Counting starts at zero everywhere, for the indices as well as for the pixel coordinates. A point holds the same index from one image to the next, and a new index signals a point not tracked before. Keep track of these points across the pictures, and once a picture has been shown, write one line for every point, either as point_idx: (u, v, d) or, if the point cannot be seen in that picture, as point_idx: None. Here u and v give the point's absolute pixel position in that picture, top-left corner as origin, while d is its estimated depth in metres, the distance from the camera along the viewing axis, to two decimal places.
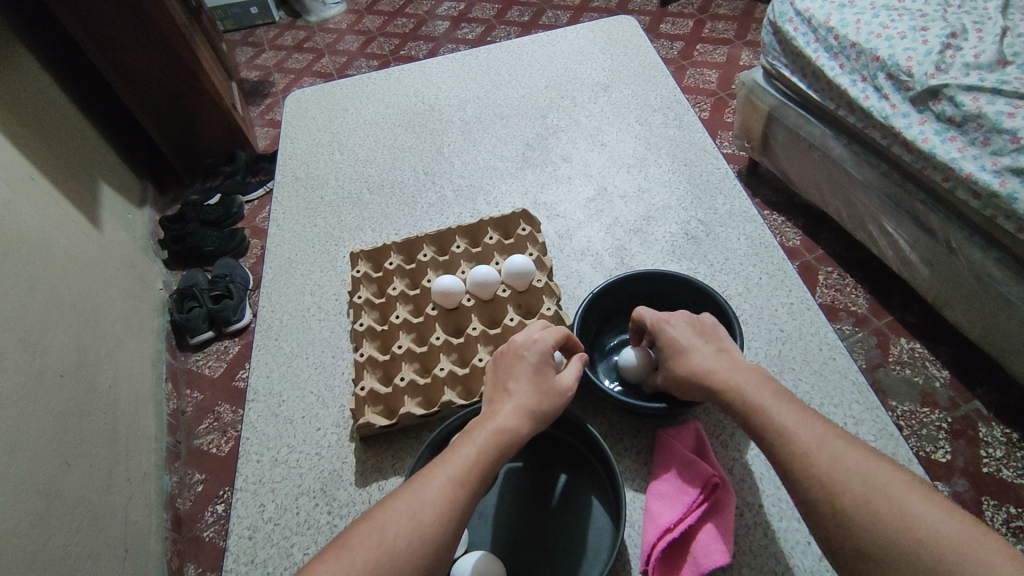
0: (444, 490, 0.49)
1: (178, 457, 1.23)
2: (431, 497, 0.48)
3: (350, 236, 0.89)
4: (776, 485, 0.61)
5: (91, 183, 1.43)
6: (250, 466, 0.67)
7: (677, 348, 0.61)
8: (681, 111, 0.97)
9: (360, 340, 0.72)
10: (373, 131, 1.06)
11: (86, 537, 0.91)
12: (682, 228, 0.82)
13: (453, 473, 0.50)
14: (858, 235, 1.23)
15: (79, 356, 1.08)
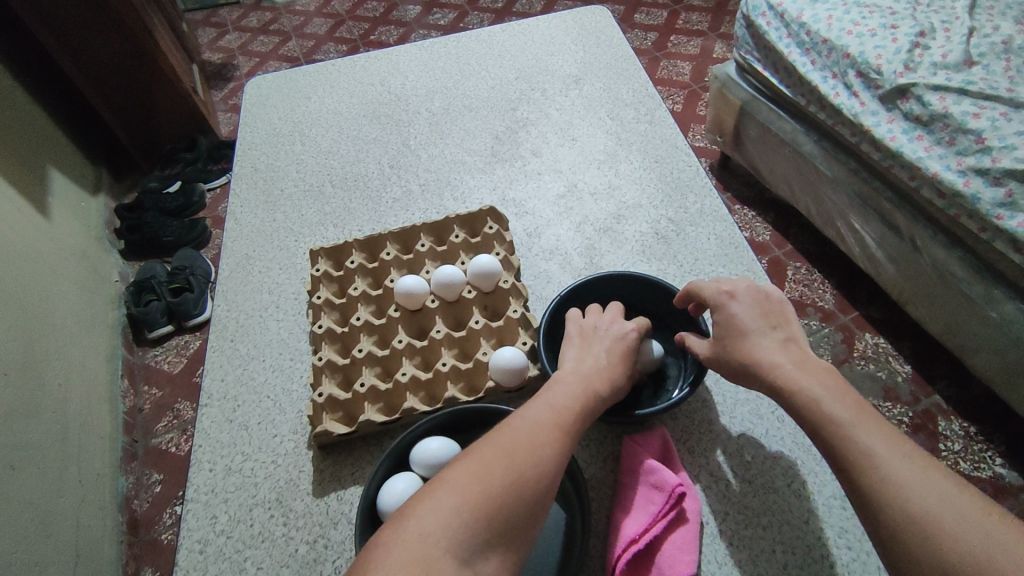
0: (556, 438, 0.50)
1: (134, 456, 1.19)
2: (543, 441, 0.50)
3: (311, 232, 0.86)
4: (742, 491, 0.60)
5: (39, 169, 1.36)
6: (202, 475, 0.64)
7: (734, 325, 0.61)
8: (653, 106, 0.96)
9: (319, 343, 0.69)
10: (337, 122, 1.02)
11: (33, 543, 0.86)
12: (653, 227, 0.80)
13: (557, 413, 0.53)
14: (826, 231, 1.24)
15: (26, 353, 1.02)
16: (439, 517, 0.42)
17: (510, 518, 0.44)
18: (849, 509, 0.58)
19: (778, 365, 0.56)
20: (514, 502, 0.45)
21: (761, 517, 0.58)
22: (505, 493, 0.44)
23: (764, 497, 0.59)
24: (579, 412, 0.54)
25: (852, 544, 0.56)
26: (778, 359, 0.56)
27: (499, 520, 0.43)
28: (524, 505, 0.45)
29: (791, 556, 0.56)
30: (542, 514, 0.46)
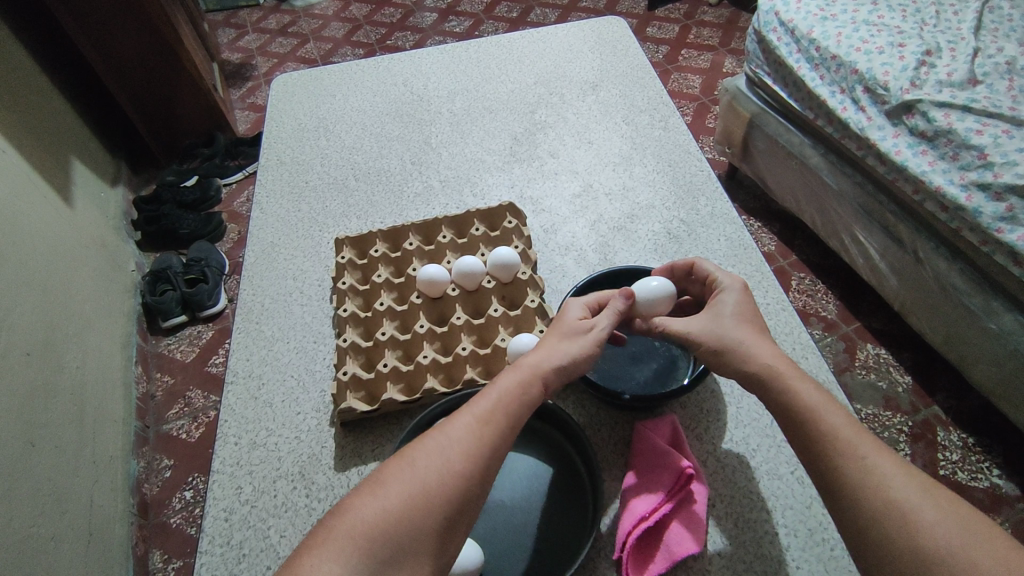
0: (474, 447, 0.48)
1: (145, 442, 1.21)
2: (458, 452, 0.48)
3: (334, 222, 0.89)
4: (748, 478, 0.62)
5: (62, 158, 1.39)
6: (228, 448, 0.67)
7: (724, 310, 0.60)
8: (667, 113, 0.99)
9: (343, 326, 0.72)
10: (361, 119, 1.05)
11: (51, 520, 0.89)
12: (665, 227, 0.83)
13: (482, 410, 0.50)
14: (831, 242, 1.27)
15: (47, 335, 1.05)
16: (334, 553, 0.42)
17: (412, 547, 0.43)
18: None
19: (766, 359, 0.55)
20: (420, 527, 0.44)
21: (766, 502, 0.61)
22: (405, 519, 0.43)
23: (768, 483, 0.62)
24: (508, 408, 0.51)
25: None
26: (765, 353, 0.56)
27: (401, 549, 0.43)
28: (431, 527, 0.44)
29: (794, 539, 0.58)
30: (458, 532, 0.45)
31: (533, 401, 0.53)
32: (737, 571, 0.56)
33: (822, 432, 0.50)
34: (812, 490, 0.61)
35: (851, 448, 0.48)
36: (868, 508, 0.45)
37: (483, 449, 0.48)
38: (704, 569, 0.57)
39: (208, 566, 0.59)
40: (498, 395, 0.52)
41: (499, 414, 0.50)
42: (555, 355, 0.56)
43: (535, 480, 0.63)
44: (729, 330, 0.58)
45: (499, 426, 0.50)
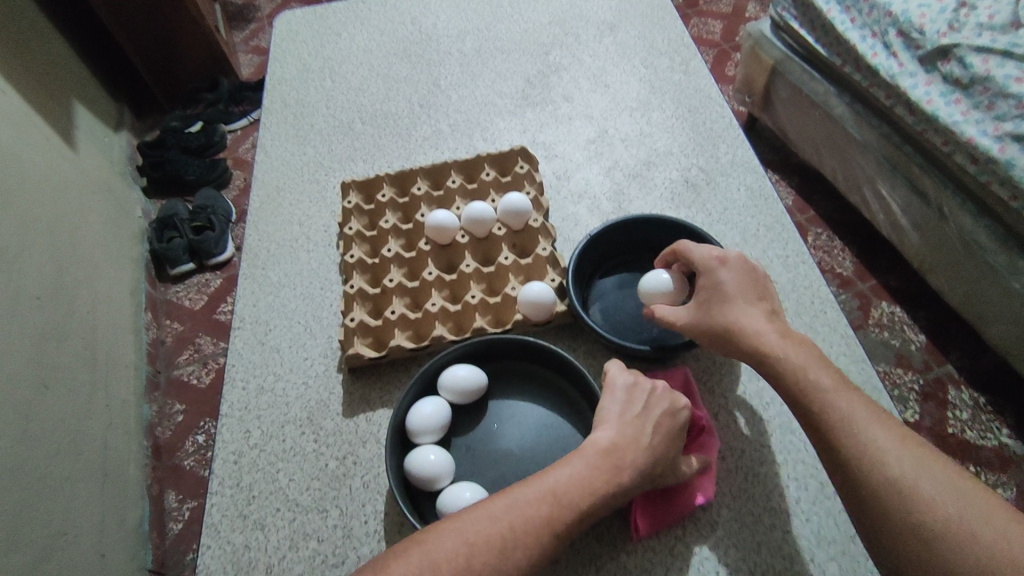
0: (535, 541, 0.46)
1: (157, 387, 1.22)
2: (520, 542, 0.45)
3: (340, 166, 0.86)
4: (760, 431, 0.62)
5: (65, 100, 1.36)
6: (235, 393, 0.66)
7: (719, 290, 0.57)
8: (688, 56, 0.94)
9: (350, 272, 0.71)
10: (367, 60, 1.01)
11: (66, 460, 0.90)
12: (683, 175, 0.80)
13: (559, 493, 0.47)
14: (852, 197, 1.23)
15: (56, 280, 1.05)
16: None
17: None
18: None
19: (765, 335, 0.54)
20: None
21: (778, 456, 0.60)
22: None
23: (780, 437, 0.61)
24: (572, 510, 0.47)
25: None
26: (764, 328, 0.55)
27: None
28: None
29: (804, 493, 0.58)
30: None
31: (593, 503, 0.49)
32: (745, 522, 0.56)
33: (841, 398, 0.49)
34: None
35: (868, 416, 0.48)
36: (868, 486, 0.45)
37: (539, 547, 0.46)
38: (713, 520, 0.57)
39: (219, 507, 0.60)
40: (568, 480, 0.48)
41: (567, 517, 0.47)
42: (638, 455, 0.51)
43: (541, 429, 0.61)
44: (727, 311, 0.57)
45: (569, 510, 0.47)
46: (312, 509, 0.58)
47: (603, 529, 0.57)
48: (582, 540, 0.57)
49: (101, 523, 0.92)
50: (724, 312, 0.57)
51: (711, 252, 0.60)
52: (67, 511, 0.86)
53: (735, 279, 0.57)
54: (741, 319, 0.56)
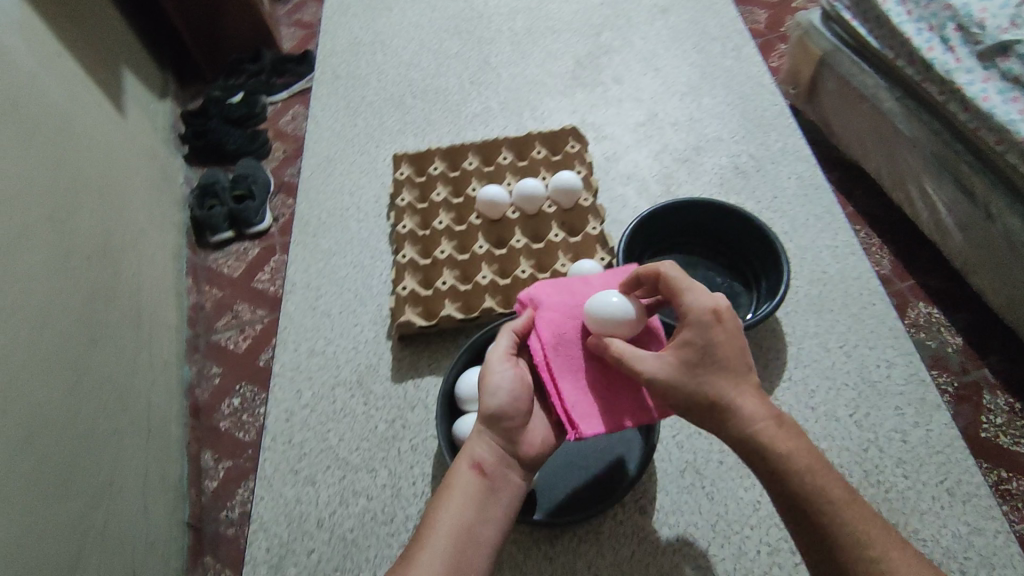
0: (452, 542, 0.47)
1: (197, 349, 1.24)
2: (439, 556, 0.46)
3: (390, 139, 0.87)
4: (806, 418, 0.62)
5: (115, 67, 1.39)
6: (287, 353, 0.69)
7: (708, 356, 0.46)
8: (740, 42, 0.93)
9: (402, 242, 0.72)
10: (418, 35, 1.02)
11: (115, 413, 0.93)
12: (733, 161, 0.80)
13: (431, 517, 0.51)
14: (895, 194, 1.21)
15: (106, 242, 1.08)
16: None
17: None
18: (909, 442, 0.60)
19: (755, 425, 0.45)
20: None
21: (823, 441, 0.61)
22: None
23: (825, 424, 0.61)
24: (465, 502, 0.49)
25: (910, 475, 0.58)
26: (755, 414, 0.45)
27: None
28: None
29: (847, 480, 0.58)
30: None
31: (494, 483, 0.51)
32: None
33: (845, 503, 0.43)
34: (872, 434, 0.60)
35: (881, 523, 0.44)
36: None
37: (468, 544, 0.48)
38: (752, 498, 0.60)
39: (271, 462, 0.62)
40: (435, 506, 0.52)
41: (467, 507, 0.49)
42: (482, 431, 0.52)
43: None
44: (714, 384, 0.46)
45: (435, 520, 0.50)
46: (362, 467, 0.61)
47: (645, 501, 0.60)
48: (626, 512, 0.59)
49: (145, 475, 0.95)
50: (713, 388, 0.46)
51: (705, 300, 0.47)
52: (116, 461, 0.90)
53: (728, 342, 0.46)
54: (731, 396, 0.46)
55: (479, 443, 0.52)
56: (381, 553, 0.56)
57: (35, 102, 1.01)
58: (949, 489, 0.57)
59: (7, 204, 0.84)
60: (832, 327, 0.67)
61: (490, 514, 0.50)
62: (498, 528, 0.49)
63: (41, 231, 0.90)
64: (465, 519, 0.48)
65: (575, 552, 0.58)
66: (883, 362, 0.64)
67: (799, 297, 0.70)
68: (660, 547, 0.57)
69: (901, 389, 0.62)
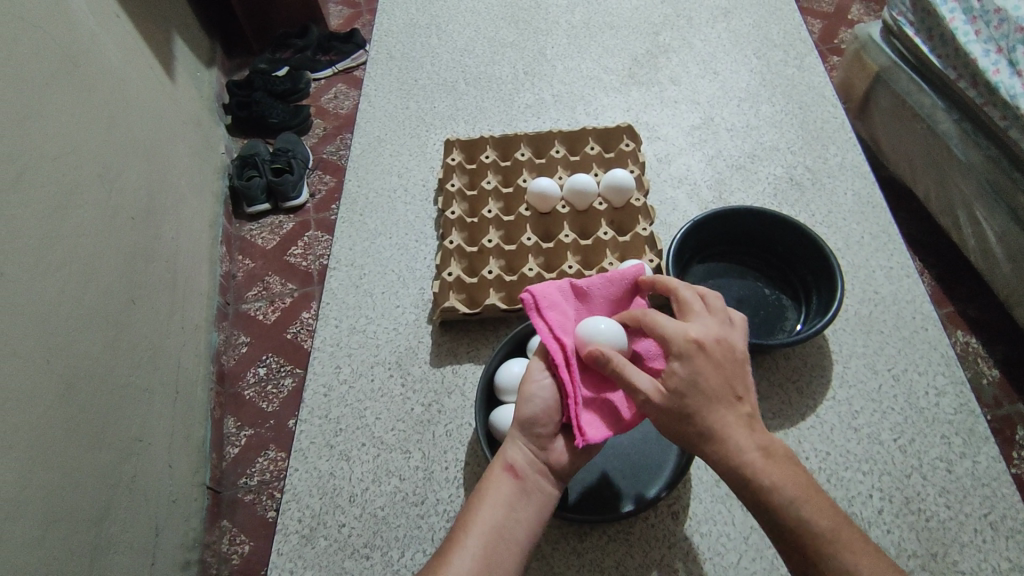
0: (483, 540, 0.46)
1: (225, 317, 1.21)
2: (469, 555, 0.45)
3: (442, 124, 0.90)
4: (846, 439, 0.61)
5: (166, 32, 1.39)
6: (329, 328, 0.71)
7: (696, 383, 0.44)
8: (804, 51, 0.95)
9: (450, 228, 0.74)
10: (475, 21, 1.06)
11: (145, 373, 0.91)
12: (788, 172, 0.81)
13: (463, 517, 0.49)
14: (942, 219, 1.17)
15: (148, 202, 1.05)
16: None
17: None
18: (955, 472, 0.59)
19: (743, 455, 0.43)
20: None
21: (863, 464, 0.60)
22: None
23: (867, 446, 0.61)
24: (498, 501, 0.48)
25: (952, 505, 0.57)
26: (743, 443, 0.43)
27: None
28: None
29: (888, 504, 0.57)
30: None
31: (528, 486, 0.49)
32: None
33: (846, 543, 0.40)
34: (914, 461, 0.59)
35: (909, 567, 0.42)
36: None
37: (498, 545, 0.46)
38: None
39: (307, 435, 0.63)
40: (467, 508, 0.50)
41: (499, 507, 0.48)
42: (516, 435, 0.51)
43: None
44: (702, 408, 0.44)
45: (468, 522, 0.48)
46: (396, 448, 0.62)
47: (678, 505, 0.60)
48: (657, 516, 0.60)
49: (171, 437, 0.93)
50: (701, 414, 0.44)
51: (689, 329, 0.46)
52: (143, 423, 0.87)
53: (711, 374, 0.44)
54: (719, 424, 0.44)
55: (515, 444, 0.51)
56: (410, 534, 0.57)
57: (88, 57, 0.99)
58: (992, 523, 0.56)
59: (59, 160, 0.83)
60: (880, 349, 0.67)
61: (523, 517, 0.48)
62: (530, 535, 0.47)
63: (88, 189, 0.88)
64: (498, 523, 0.47)
65: (603, 550, 0.58)
66: (931, 389, 0.64)
67: (848, 316, 0.69)
68: (690, 554, 0.57)
69: (950, 417, 0.62)
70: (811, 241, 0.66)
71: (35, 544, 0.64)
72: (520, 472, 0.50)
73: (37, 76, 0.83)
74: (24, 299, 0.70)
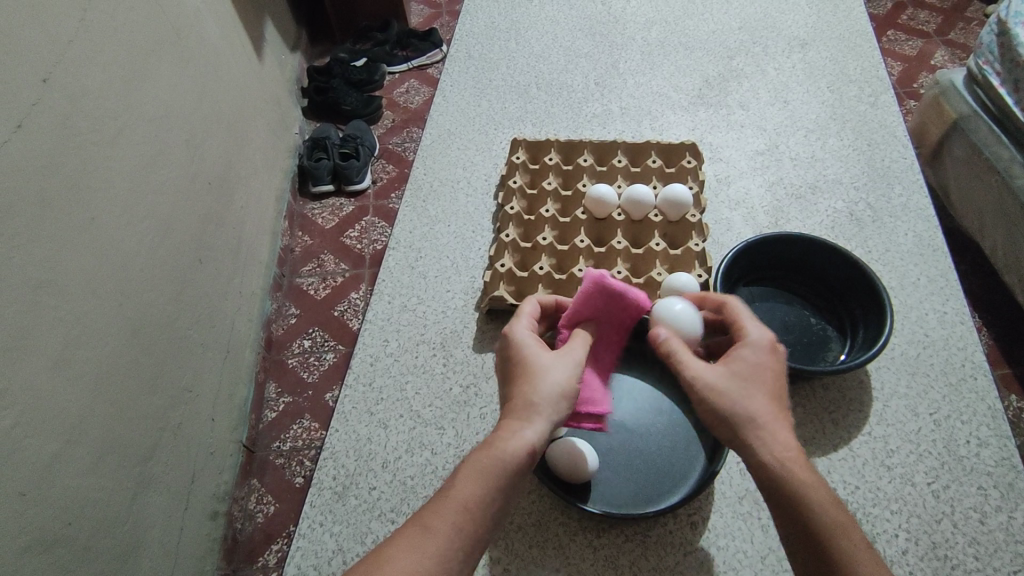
0: (477, 515, 0.44)
1: (280, 288, 1.26)
2: (461, 528, 0.43)
3: (510, 124, 0.95)
4: (877, 475, 0.61)
5: (261, 13, 1.47)
6: (382, 304, 0.75)
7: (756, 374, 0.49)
8: (879, 89, 0.95)
9: (507, 222, 0.79)
10: (552, 30, 1.12)
11: (203, 327, 0.94)
12: (849, 207, 0.81)
13: (474, 480, 0.45)
14: (1008, 276, 1.12)
15: (226, 169, 1.10)
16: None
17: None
18: (988, 525, 0.57)
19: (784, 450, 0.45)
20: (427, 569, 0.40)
21: (892, 503, 0.59)
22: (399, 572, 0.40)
23: (898, 486, 0.60)
24: (509, 482, 0.45)
25: (981, 557, 0.56)
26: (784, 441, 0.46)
27: None
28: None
29: (912, 546, 0.57)
30: None
31: (529, 471, 0.47)
32: None
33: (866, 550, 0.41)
34: (946, 508, 0.58)
35: None
36: None
37: (482, 526, 0.44)
38: None
39: (350, 400, 0.68)
40: (472, 477, 0.45)
41: (506, 488, 0.45)
42: (539, 412, 0.49)
43: (658, 414, 0.67)
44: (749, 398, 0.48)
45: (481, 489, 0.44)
46: (431, 423, 0.65)
47: (698, 516, 0.61)
48: (676, 523, 0.61)
49: (217, 390, 0.96)
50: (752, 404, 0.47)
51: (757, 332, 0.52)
52: (194, 375, 0.90)
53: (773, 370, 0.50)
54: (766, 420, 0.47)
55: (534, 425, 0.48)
56: None
57: (190, 26, 1.04)
58: None
59: (155, 121, 0.88)
60: (923, 393, 0.66)
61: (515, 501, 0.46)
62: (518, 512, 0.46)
63: (175, 151, 0.92)
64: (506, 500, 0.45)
65: (618, 548, 0.60)
66: (973, 439, 0.63)
67: (894, 355, 0.69)
68: (705, 565, 0.58)
69: (990, 468, 0.61)
70: (863, 272, 0.66)
71: (88, 473, 0.67)
72: (534, 454, 0.47)
73: (148, 41, 0.90)
74: (108, 243, 0.74)
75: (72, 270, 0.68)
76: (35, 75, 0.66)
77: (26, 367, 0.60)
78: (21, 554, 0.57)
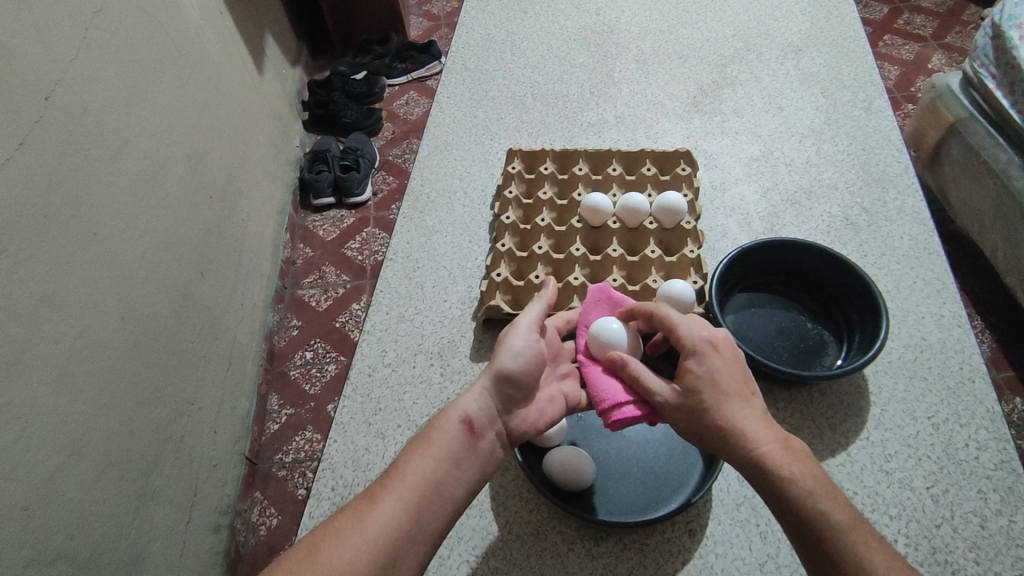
0: (419, 491, 0.46)
1: (282, 300, 1.27)
2: (403, 504, 0.45)
3: (507, 134, 0.96)
4: (875, 480, 0.61)
5: (262, 29, 1.49)
6: (380, 315, 0.76)
7: (713, 380, 0.49)
8: (873, 94, 0.95)
9: (503, 232, 0.79)
10: (547, 41, 1.13)
11: (204, 339, 0.95)
12: (844, 211, 0.81)
13: (411, 454, 0.48)
14: (1010, 278, 1.11)
15: (227, 182, 1.11)
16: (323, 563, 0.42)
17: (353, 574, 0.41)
18: (988, 529, 0.57)
19: (763, 445, 0.46)
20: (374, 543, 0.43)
21: (891, 508, 0.59)
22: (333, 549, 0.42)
23: (896, 491, 0.60)
24: (445, 456, 0.48)
25: (982, 562, 0.55)
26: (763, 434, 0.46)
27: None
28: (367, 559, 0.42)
29: (912, 551, 0.56)
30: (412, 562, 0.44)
31: (477, 444, 0.50)
32: None
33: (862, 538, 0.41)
34: (945, 512, 0.58)
35: None
36: None
37: (429, 497, 0.46)
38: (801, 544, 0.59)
39: (349, 411, 0.68)
40: (411, 453, 0.48)
41: (442, 462, 0.48)
42: (487, 392, 0.52)
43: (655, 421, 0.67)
44: (716, 408, 0.48)
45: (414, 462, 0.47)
46: None
47: (696, 523, 0.61)
48: (673, 531, 0.61)
49: (219, 402, 0.96)
50: (715, 408, 0.48)
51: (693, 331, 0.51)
52: (196, 387, 0.90)
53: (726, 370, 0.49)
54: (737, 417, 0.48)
55: (475, 398, 0.52)
56: None
57: (190, 43, 1.06)
58: None
59: (156, 136, 0.89)
60: (921, 397, 0.66)
61: (463, 476, 0.48)
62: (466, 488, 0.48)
63: (176, 166, 0.93)
64: (442, 475, 0.47)
65: (616, 556, 0.59)
66: (972, 442, 0.62)
67: (891, 359, 0.69)
68: (703, 571, 0.58)
69: (989, 472, 0.60)
70: (857, 276, 0.66)
71: (90, 487, 0.67)
72: (475, 431, 0.50)
73: (149, 58, 0.91)
74: (109, 257, 0.75)
75: (74, 284, 0.68)
76: (38, 93, 0.67)
77: (28, 382, 0.61)
78: (25, 567, 0.58)
